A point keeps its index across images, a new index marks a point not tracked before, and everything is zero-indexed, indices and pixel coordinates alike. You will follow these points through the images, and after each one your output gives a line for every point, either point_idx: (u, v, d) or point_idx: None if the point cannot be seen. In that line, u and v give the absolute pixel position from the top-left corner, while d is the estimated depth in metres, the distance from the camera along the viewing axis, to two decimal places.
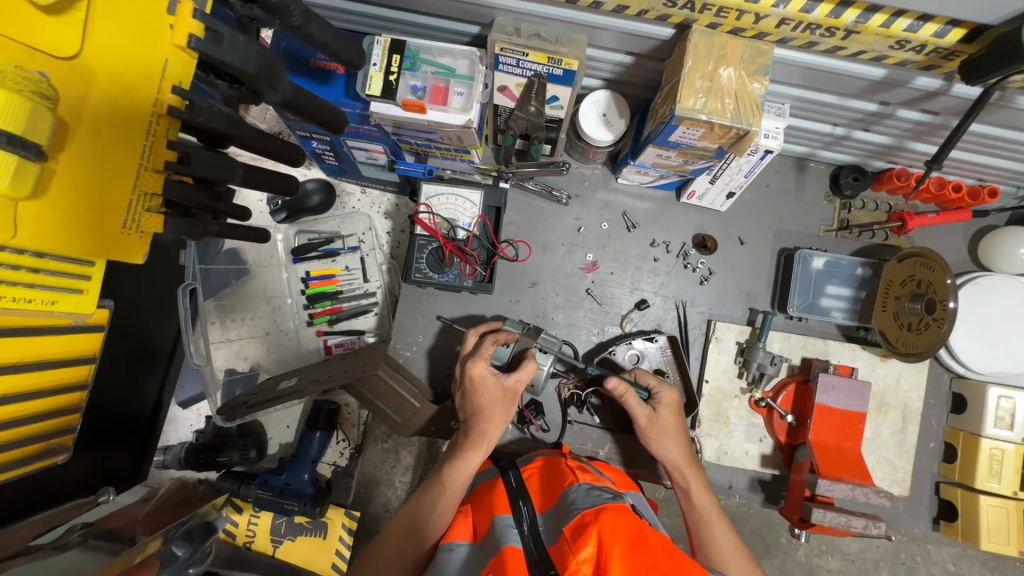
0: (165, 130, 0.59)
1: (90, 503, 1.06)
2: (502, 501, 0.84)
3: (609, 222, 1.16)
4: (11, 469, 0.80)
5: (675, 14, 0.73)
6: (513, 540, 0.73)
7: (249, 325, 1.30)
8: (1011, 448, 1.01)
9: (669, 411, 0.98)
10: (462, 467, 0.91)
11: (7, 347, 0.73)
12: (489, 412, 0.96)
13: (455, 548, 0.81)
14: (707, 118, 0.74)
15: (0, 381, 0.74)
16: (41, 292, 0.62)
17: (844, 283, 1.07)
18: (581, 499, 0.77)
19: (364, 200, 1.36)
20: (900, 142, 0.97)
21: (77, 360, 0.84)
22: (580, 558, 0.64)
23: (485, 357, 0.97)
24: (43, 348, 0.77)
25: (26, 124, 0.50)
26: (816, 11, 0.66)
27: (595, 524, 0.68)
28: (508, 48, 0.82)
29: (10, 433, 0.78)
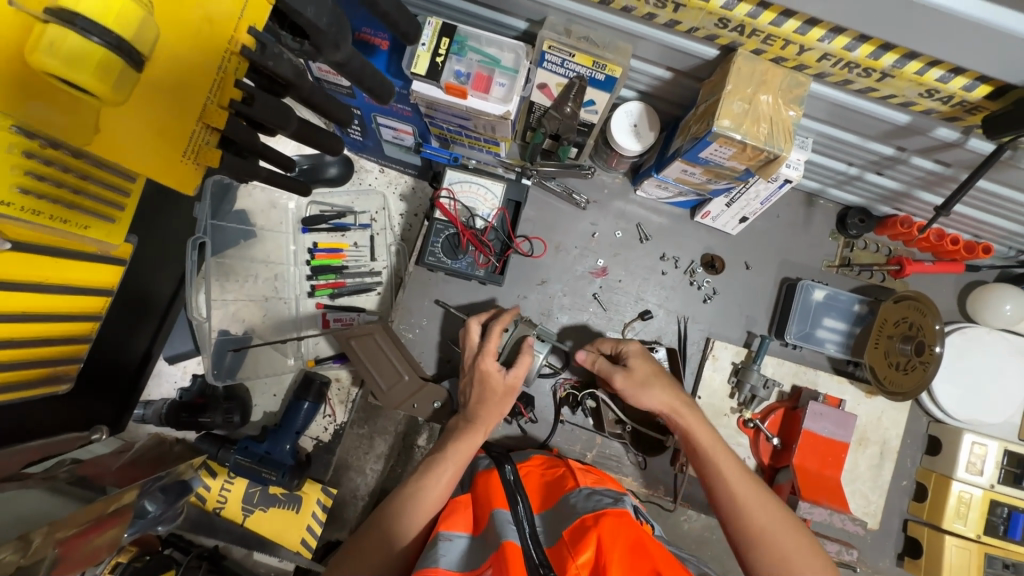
0: (234, 69, 0.60)
1: (84, 440, 1.06)
2: (500, 496, 0.86)
3: (623, 232, 1.18)
4: (15, 390, 0.79)
5: (724, 36, 0.75)
6: (511, 535, 0.75)
7: (248, 288, 1.26)
8: (979, 493, 1.05)
9: (638, 359, 0.99)
10: (464, 447, 0.94)
11: (30, 264, 0.71)
12: (490, 404, 0.98)
13: (452, 539, 0.81)
14: (741, 138, 0.77)
15: (20, 297, 0.72)
16: (78, 215, 0.66)
17: (840, 317, 1.11)
18: (582, 503, 0.82)
19: (381, 179, 1.36)
20: (908, 190, 1.02)
21: (95, 292, 0.82)
22: (579, 562, 0.69)
23: (492, 352, 0.98)
24: (77, 273, 0.78)
25: (134, 30, 0.49)
26: (857, 51, 0.69)
27: (595, 528, 0.72)
28: (555, 46, 0.85)
29: (28, 352, 0.78)
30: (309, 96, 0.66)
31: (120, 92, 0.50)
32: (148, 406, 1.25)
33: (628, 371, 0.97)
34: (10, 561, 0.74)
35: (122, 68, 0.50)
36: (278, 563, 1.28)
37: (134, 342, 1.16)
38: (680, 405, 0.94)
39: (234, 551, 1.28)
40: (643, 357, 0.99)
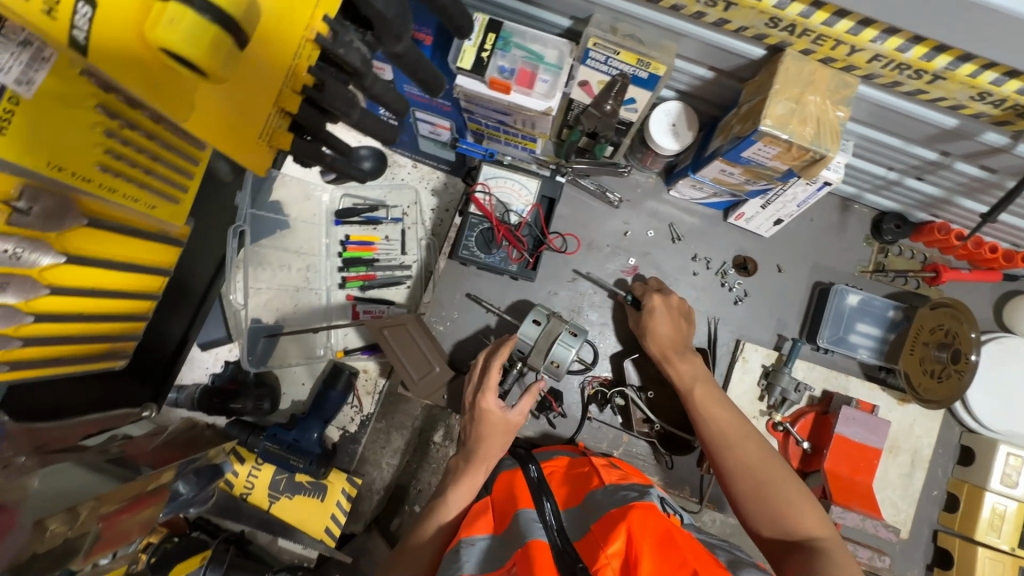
0: (308, 54, 0.61)
1: (134, 417, 1.16)
2: (525, 495, 0.86)
3: (655, 231, 1.19)
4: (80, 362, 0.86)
5: (773, 35, 0.76)
6: (539, 534, 0.76)
7: (281, 277, 1.29)
8: (1014, 506, 1.03)
9: (658, 310, 1.04)
10: (463, 486, 0.95)
11: (103, 241, 0.76)
12: (488, 442, 0.97)
13: (477, 541, 0.82)
14: (787, 137, 0.77)
15: (89, 271, 0.77)
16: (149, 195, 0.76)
17: (874, 323, 1.10)
18: (608, 499, 0.80)
19: (414, 174, 1.37)
20: (948, 196, 1.01)
21: (149, 269, 0.86)
22: (609, 552, 0.68)
23: (493, 390, 0.98)
24: (136, 252, 0.83)
25: (240, 10, 0.52)
26: (910, 52, 0.69)
27: (624, 520, 0.70)
28: (600, 44, 0.85)
29: (92, 326, 0.82)
30: (370, 86, 0.67)
31: (225, 70, 0.53)
32: (181, 390, 1.27)
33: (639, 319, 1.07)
34: (58, 532, 0.77)
35: (230, 46, 0.52)
36: (301, 550, 1.30)
37: (167, 325, 1.15)
38: (681, 351, 1.01)
39: (259, 537, 1.30)
40: (665, 305, 1.05)
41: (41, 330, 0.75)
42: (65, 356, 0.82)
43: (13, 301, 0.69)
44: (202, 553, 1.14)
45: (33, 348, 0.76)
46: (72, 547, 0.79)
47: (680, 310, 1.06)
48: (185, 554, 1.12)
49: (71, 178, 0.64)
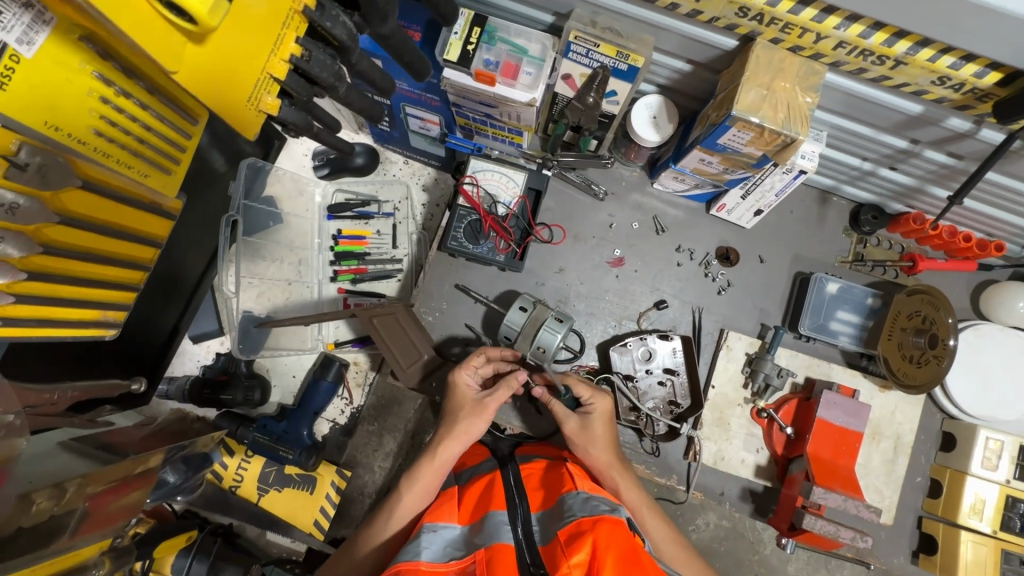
0: (295, 27, 0.66)
1: (124, 388, 1.14)
2: (499, 496, 0.86)
3: (640, 223, 1.22)
4: (75, 329, 0.86)
5: (744, 25, 0.80)
6: (506, 536, 0.76)
7: (273, 270, 1.31)
8: (995, 489, 1.04)
9: (600, 416, 0.98)
10: (418, 486, 0.93)
11: (98, 206, 0.81)
12: (453, 417, 0.97)
13: (439, 529, 0.83)
14: (759, 121, 0.80)
15: (82, 236, 0.80)
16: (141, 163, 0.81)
17: (854, 310, 1.13)
18: (578, 507, 0.80)
19: (405, 170, 1.40)
20: (920, 185, 1.04)
21: (144, 240, 0.92)
22: (572, 562, 0.70)
23: (472, 367, 0.99)
24: (128, 219, 0.87)
25: None
26: (872, 38, 0.73)
27: (590, 532, 0.73)
28: (581, 37, 0.89)
29: (83, 291, 0.84)
30: (356, 62, 0.71)
31: (216, 17, 0.52)
32: (171, 381, 1.26)
33: (583, 421, 0.97)
34: (44, 507, 0.80)
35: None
36: (290, 544, 1.29)
37: (162, 316, 1.18)
38: (621, 462, 0.97)
39: (248, 530, 1.30)
40: (608, 415, 0.98)
41: (34, 288, 0.77)
42: (62, 318, 0.83)
43: (13, 256, 0.72)
44: (188, 534, 1.18)
45: (25, 307, 0.77)
46: (59, 525, 0.81)
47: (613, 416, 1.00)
48: (172, 533, 1.16)
49: (68, 139, 0.69)
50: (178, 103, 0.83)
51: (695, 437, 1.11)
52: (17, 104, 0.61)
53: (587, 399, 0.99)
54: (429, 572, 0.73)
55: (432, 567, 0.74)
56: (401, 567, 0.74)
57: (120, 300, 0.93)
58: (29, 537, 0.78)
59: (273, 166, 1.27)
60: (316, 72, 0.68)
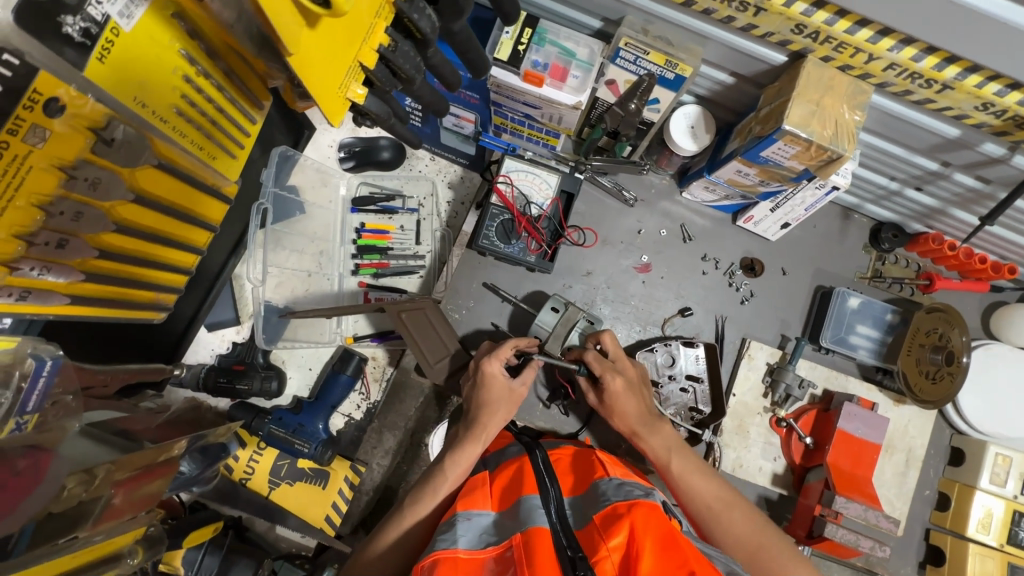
0: (386, 17, 0.67)
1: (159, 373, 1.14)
2: (530, 480, 0.86)
3: (667, 230, 1.23)
4: (129, 310, 0.86)
5: (797, 41, 0.82)
6: (541, 520, 0.76)
7: (295, 260, 1.29)
8: (1002, 504, 1.08)
9: (617, 394, 0.96)
10: (462, 459, 0.94)
11: (160, 180, 0.80)
12: (493, 408, 0.97)
13: (474, 516, 0.81)
14: (808, 136, 0.82)
15: (139, 211, 0.79)
16: (212, 146, 0.86)
17: (873, 325, 1.16)
18: (612, 492, 0.79)
19: (431, 166, 1.39)
20: (944, 207, 1.07)
21: (202, 224, 0.92)
22: (609, 545, 0.69)
23: (501, 357, 0.99)
24: (186, 199, 0.86)
25: None
26: (923, 62, 0.75)
27: (628, 515, 0.72)
28: (632, 44, 0.90)
29: (151, 271, 0.87)
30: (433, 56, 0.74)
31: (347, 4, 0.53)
32: (185, 367, 1.23)
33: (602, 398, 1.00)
34: (74, 493, 0.76)
35: None
36: (299, 539, 1.27)
37: (182, 306, 1.16)
38: (649, 423, 0.95)
39: (257, 524, 1.28)
40: (627, 388, 0.96)
41: (100, 266, 0.78)
42: (117, 297, 0.83)
43: (87, 232, 0.73)
44: (215, 525, 1.17)
45: (89, 284, 0.78)
46: (84, 511, 0.79)
47: (641, 385, 0.99)
48: (201, 522, 1.16)
49: (149, 114, 0.71)
50: (246, 87, 0.85)
51: (715, 444, 1.13)
52: (110, 74, 0.64)
53: (602, 375, 0.97)
54: (467, 560, 0.73)
55: (470, 555, 0.74)
56: (439, 556, 0.73)
57: (171, 283, 0.93)
58: (56, 521, 0.76)
59: (300, 156, 1.24)
60: (401, 64, 0.69)
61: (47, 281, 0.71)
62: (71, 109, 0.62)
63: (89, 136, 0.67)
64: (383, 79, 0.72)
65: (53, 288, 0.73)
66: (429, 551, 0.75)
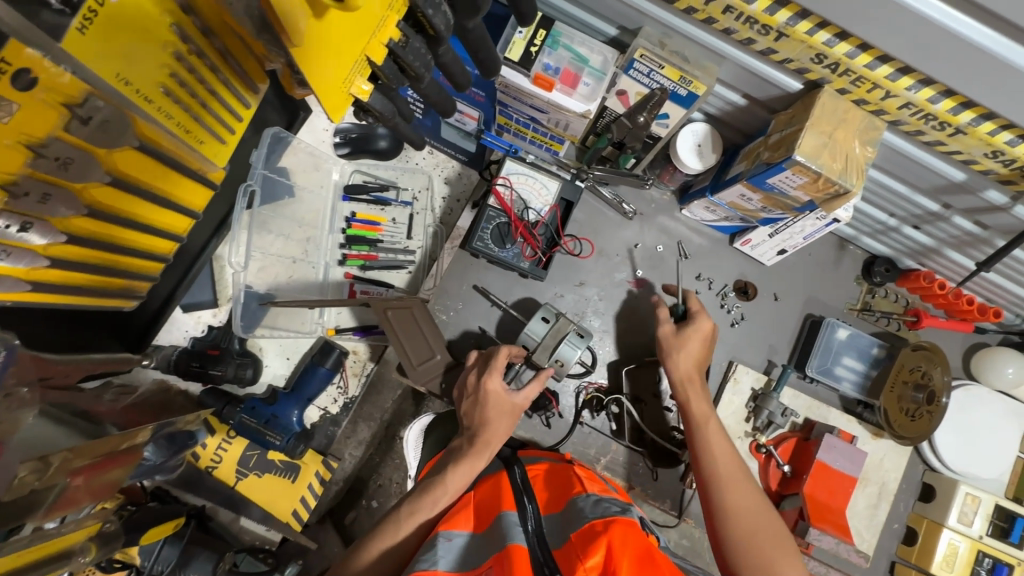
0: (398, 9, 0.62)
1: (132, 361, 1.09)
2: (507, 496, 0.85)
3: (664, 246, 1.22)
4: (100, 294, 0.82)
5: (815, 71, 0.80)
6: (518, 538, 0.75)
7: (280, 246, 1.24)
8: (967, 543, 1.10)
9: (699, 332, 1.04)
10: (464, 469, 0.90)
11: (139, 163, 0.75)
12: (496, 423, 0.94)
13: (455, 537, 0.81)
14: (818, 168, 0.80)
15: (105, 193, 0.72)
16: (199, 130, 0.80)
17: (858, 358, 1.17)
18: (589, 509, 0.78)
19: (429, 160, 1.34)
20: (938, 247, 1.08)
21: (182, 210, 0.88)
22: (587, 566, 0.68)
23: (501, 371, 0.97)
24: (169, 184, 0.82)
25: None
26: (939, 104, 0.74)
27: (605, 534, 0.70)
28: (647, 56, 0.87)
29: (118, 258, 0.81)
30: (443, 53, 0.71)
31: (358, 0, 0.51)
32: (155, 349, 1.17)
33: (678, 329, 1.05)
34: (26, 482, 0.72)
35: None
36: (264, 532, 1.24)
37: (159, 285, 1.11)
38: (700, 380, 1.00)
39: (220, 514, 1.24)
40: (703, 351, 1.03)
41: (66, 252, 0.73)
42: (88, 284, 0.80)
43: (57, 216, 0.68)
44: (176, 520, 1.11)
45: (54, 270, 0.73)
46: (37, 500, 0.75)
47: (711, 340, 1.05)
48: (162, 517, 1.10)
49: (133, 93, 0.66)
50: (241, 69, 0.82)
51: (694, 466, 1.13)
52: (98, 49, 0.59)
53: (693, 313, 1.07)
54: None
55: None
56: None
57: (146, 271, 0.90)
58: (6, 509, 0.72)
59: (293, 138, 1.20)
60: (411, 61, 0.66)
61: (9, 267, 0.67)
62: (45, 82, 0.56)
63: (63, 112, 0.61)
64: (390, 76, 0.68)
65: (14, 272, 0.68)
66: (408, 573, 0.75)
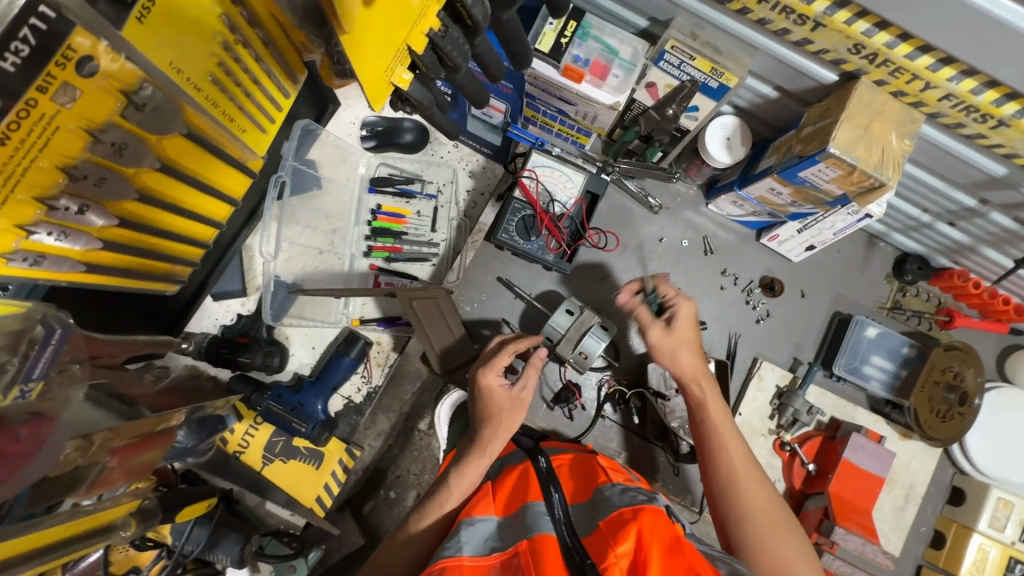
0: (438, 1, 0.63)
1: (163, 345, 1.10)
2: (535, 486, 0.85)
3: (689, 241, 1.21)
4: (142, 277, 0.84)
5: (852, 62, 0.79)
6: (546, 527, 0.76)
7: (308, 236, 1.28)
8: (998, 548, 1.08)
9: (682, 300, 0.99)
10: (467, 472, 0.92)
11: (187, 152, 0.77)
12: (496, 421, 0.95)
13: (477, 522, 0.82)
14: (853, 161, 0.79)
15: (154, 175, 0.74)
16: (242, 118, 0.83)
17: (888, 357, 1.14)
18: (616, 498, 0.79)
19: (454, 153, 1.35)
20: (974, 244, 1.05)
21: (223, 198, 0.90)
22: (618, 552, 0.68)
23: (496, 368, 0.97)
24: (213, 172, 0.84)
25: None
26: (982, 95, 0.72)
27: (634, 521, 0.71)
28: (678, 47, 0.87)
29: (164, 242, 0.83)
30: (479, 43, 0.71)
31: None
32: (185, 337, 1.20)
33: (663, 309, 1.01)
34: (71, 459, 0.75)
35: None
36: (288, 516, 1.26)
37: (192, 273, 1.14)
38: (688, 343, 0.98)
39: (248, 498, 1.25)
40: (694, 317, 0.99)
41: (118, 235, 0.75)
42: (133, 268, 0.81)
43: (110, 199, 0.70)
44: (209, 500, 1.14)
45: (106, 253, 0.76)
46: (78, 478, 0.77)
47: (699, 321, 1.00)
48: (197, 496, 1.13)
49: (186, 82, 0.70)
50: (282, 59, 0.84)
51: None
52: (157, 36, 0.63)
53: (671, 300, 1.00)
54: (472, 569, 0.74)
55: (475, 561, 0.75)
56: (445, 564, 0.74)
57: (188, 256, 0.92)
58: (51, 485, 0.75)
59: (321, 130, 1.22)
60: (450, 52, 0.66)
61: (65, 247, 0.69)
62: (104, 70, 0.58)
63: (120, 99, 0.63)
64: (429, 65, 0.69)
65: (68, 253, 0.70)
66: (435, 559, 0.76)
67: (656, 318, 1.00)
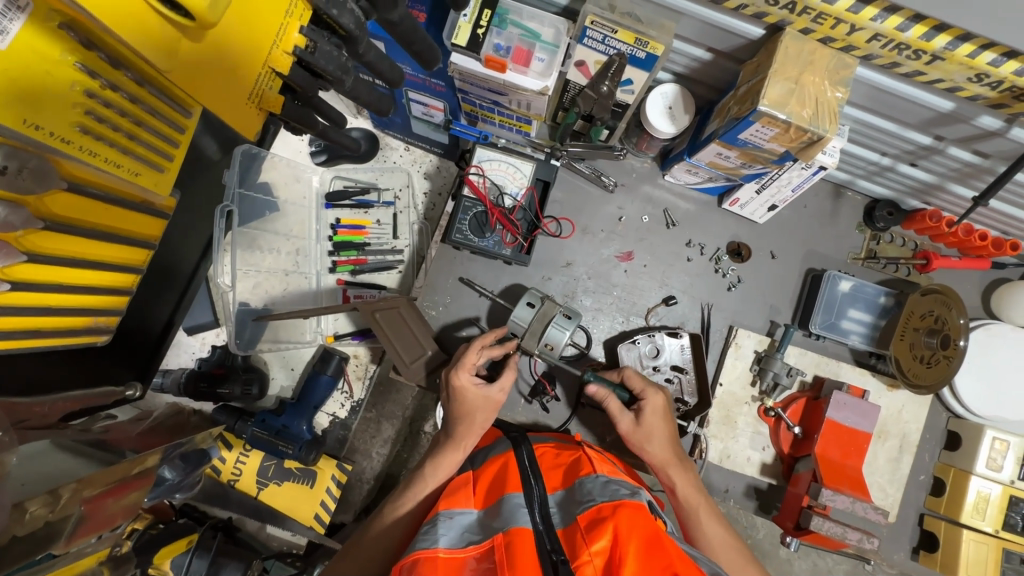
0: (297, 18, 0.74)
1: (119, 394, 1.10)
2: (514, 478, 0.83)
3: (650, 217, 1.18)
4: (67, 336, 0.87)
5: (774, 13, 0.76)
6: (523, 520, 0.74)
7: (271, 260, 1.24)
8: (998, 490, 1.05)
9: (656, 412, 0.96)
10: (444, 465, 0.94)
11: (86, 208, 0.79)
12: (470, 419, 0.95)
13: (455, 516, 0.80)
14: (786, 117, 0.76)
15: (55, 239, 0.76)
16: (131, 161, 0.77)
17: (866, 309, 1.12)
18: (598, 492, 0.76)
19: (406, 157, 1.34)
20: (941, 182, 1.01)
21: (138, 243, 0.91)
22: (593, 550, 0.67)
23: (468, 367, 0.96)
24: (119, 220, 0.85)
25: None
26: (910, 31, 0.69)
27: (612, 519, 0.69)
28: (598, 22, 0.83)
29: (75, 298, 0.84)
30: (363, 52, 0.75)
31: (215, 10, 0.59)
32: (165, 374, 1.23)
33: (637, 418, 0.96)
34: (38, 515, 0.77)
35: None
36: (290, 537, 1.28)
37: (156, 309, 1.14)
38: (653, 430, 0.95)
39: (247, 524, 1.28)
40: (665, 408, 0.96)
41: (17, 299, 0.76)
42: (48, 328, 0.83)
43: None
44: (188, 537, 1.15)
45: (8, 318, 0.77)
46: (54, 531, 0.79)
47: (669, 408, 0.98)
48: (173, 536, 1.14)
49: (48, 137, 0.64)
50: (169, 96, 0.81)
51: (701, 436, 1.09)
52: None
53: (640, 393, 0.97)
54: (446, 560, 0.71)
55: (450, 554, 0.72)
56: (418, 555, 0.72)
57: (110, 307, 0.92)
58: (23, 544, 0.75)
59: (268, 153, 1.19)
60: (322, 64, 0.75)
61: None
62: None
63: None
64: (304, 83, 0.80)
65: None
66: (408, 552, 0.74)
67: (625, 413, 0.97)
